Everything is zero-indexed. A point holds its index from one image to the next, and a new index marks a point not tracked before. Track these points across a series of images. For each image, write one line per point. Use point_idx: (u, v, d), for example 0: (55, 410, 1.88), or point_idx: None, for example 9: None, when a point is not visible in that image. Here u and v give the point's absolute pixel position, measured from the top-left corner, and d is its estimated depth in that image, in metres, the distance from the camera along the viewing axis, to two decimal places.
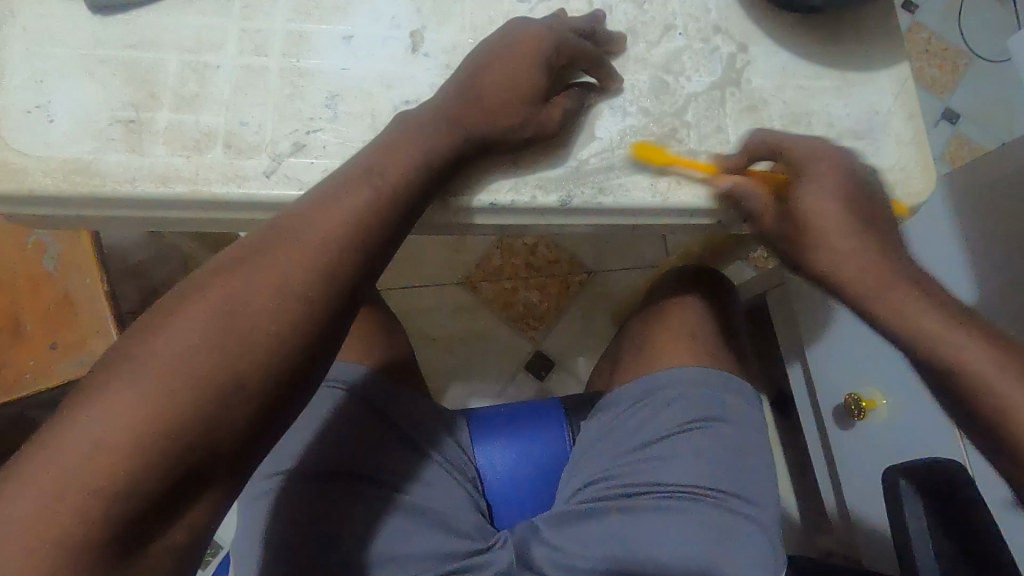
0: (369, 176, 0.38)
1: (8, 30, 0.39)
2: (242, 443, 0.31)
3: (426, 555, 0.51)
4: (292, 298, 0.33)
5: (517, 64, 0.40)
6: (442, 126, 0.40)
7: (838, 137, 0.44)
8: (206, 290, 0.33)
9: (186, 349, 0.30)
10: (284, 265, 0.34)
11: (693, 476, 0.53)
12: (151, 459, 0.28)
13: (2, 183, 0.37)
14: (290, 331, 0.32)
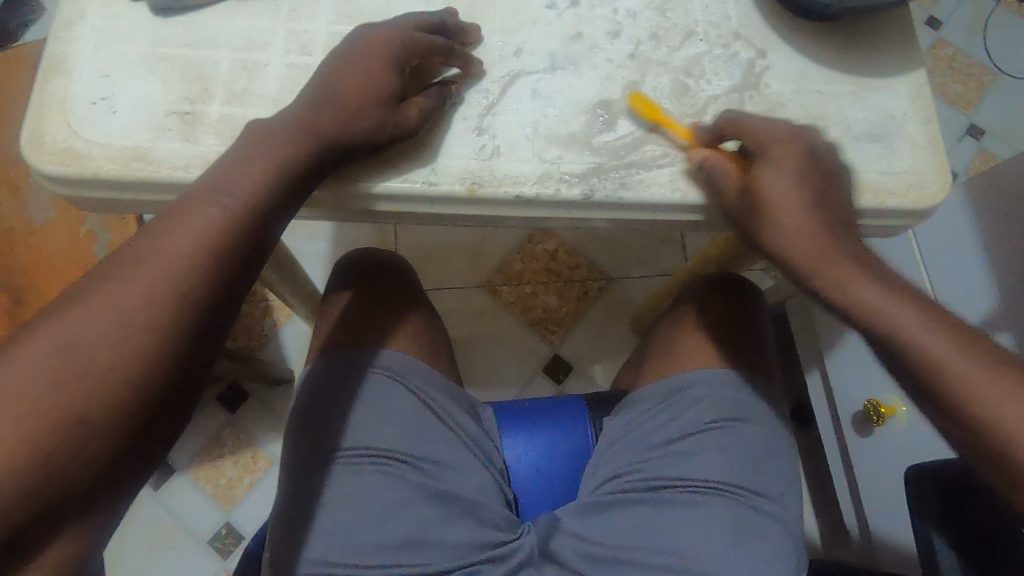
0: (273, 150, 0.38)
1: (79, 29, 0.43)
2: (155, 409, 0.32)
3: (448, 541, 0.52)
4: (189, 268, 0.33)
5: (372, 64, 0.42)
6: (337, 108, 0.40)
7: (854, 139, 0.46)
8: (107, 271, 0.33)
9: (88, 328, 0.31)
10: (183, 237, 0.34)
11: (719, 472, 0.54)
12: (57, 433, 0.29)
13: (69, 167, 0.40)
14: (187, 300, 0.33)
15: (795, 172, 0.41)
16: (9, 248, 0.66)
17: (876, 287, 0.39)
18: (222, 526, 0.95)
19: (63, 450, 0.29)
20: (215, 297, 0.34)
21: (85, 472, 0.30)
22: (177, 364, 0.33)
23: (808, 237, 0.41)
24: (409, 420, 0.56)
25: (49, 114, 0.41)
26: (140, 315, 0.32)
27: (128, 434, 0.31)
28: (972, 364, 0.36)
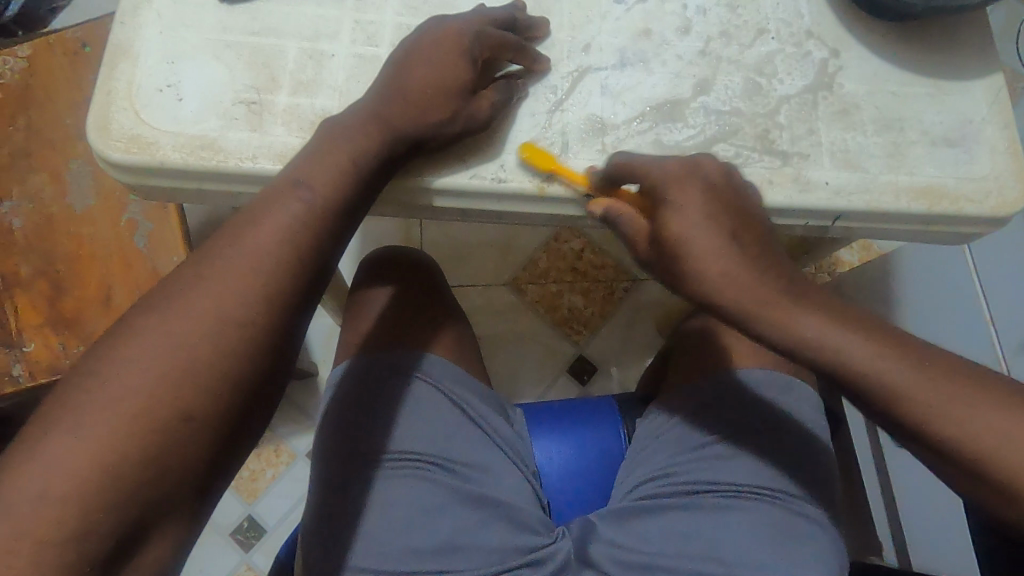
0: (350, 147, 0.37)
1: (145, 14, 0.42)
2: (235, 412, 0.31)
3: (489, 547, 0.51)
4: (269, 268, 0.33)
5: (445, 60, 0.40)
6: (410, 103, 0.39)
7: (931, 144, 0.44)
8: (188, 274, 0.33)
9: (172, 330, 0.31)
10: (264, 236, 0.33)
11: (760, 476, 0.53)
12: (145, 438, 0.29)
13: (137, 155, 0.39)
14: (267, 301, 0.32)
15: (703, 216, 0.37)
16: (50, 235, 0.65)
17: (820, 323, 0.36)
18: (244, 520, 0.95)
19: (153, 457, 0.29)
20: (294, 298, 0.33)
21: (165, 475, 0.29)
22: (256, 367, 0.32)
23: (733, 288, 0.36)
24: (448, 421, 0.55)
25: (116, 101, 0.40)
26: (224, 313, 0.31)
27: (210, 438, 0.30)
28: (947, 398, 0.34)
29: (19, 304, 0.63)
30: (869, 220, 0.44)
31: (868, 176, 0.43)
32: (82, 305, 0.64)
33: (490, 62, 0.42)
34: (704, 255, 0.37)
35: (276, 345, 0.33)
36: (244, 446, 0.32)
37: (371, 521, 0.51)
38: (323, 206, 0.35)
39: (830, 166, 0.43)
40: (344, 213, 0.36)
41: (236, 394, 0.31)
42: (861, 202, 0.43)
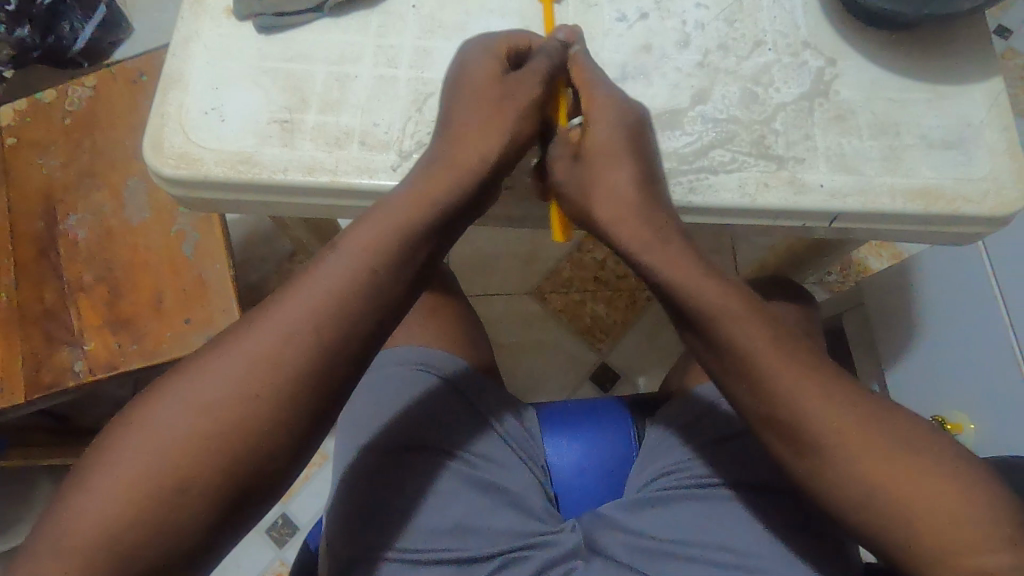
0: (422, 182, 0.42)
1: (194, 46, 0.47)
2: (314, 408, 0.37)
3: (501, 532, 0.53)
4: (343, 303, 0.38)
5: (512, 85, 0.45)
6: (477, 130, 0.44)
7: (929, 147, 0.46)
8: (283, 295, 0.39)
9: (268, 335, 0.37)
10: (346, 262, 0.39)
11: (766, 471, 0.55)
12: (246, 422, 0.36)
13: (185, 170, 0.44)
14: (336, 331, 0.37)
15: (629, 183, 0.44)
16: (109, 245, 0.72)
17: (746, 322, 0.42)
18: (279, 517, 1.00)
19: (250, 438, 0.36)
20: (364, 317, 0.38)
21: (243, 467, 0.36)
22: (333, 373, 0.38)
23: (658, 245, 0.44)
24: (475, 419, 0.58)
25: (167, 123, 0.45)
26: (304, 337, 0.37)
27: (293, 427, 0.37)
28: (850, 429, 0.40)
29: (81, 306, 0.70)
30: (865, 220, 0.45)
31: (864, 179, 0.45)
32: (136, 308, 0.70)
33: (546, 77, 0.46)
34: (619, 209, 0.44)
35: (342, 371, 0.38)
36: (312, 446, 0.38)
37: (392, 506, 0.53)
38: (394, 235, 0.40)
39: (826, 170, 0.45)
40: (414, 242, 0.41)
41: (303, 408, 0.37)
42: (856, 203, 0.44)
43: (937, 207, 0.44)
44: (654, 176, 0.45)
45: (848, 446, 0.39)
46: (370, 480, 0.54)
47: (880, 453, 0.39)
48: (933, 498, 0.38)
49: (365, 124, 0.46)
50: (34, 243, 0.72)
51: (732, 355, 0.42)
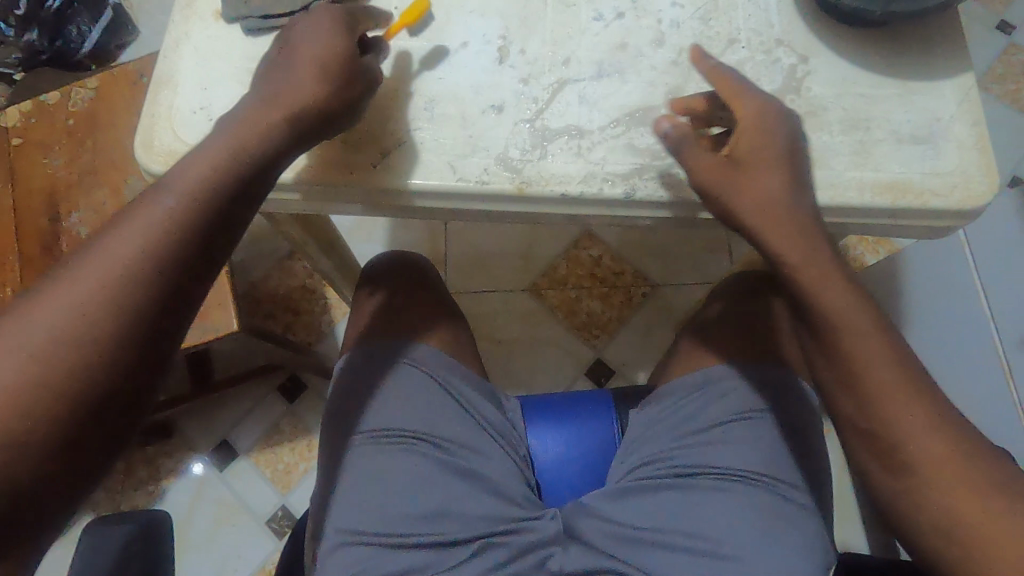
0: (241, 127, 0.40)
1: (184, 48, 0.49)
2: (142, 349, 0.36)
3: (478, 516, 0.55)
4: (161, 231, 0.37)
5: (320, 32, 0.42)
6: (287, 79, 0.41)
7: (899, 142, 0.47)
8: (100, 235, 0.37)
9: (83, 278, 0.35)
10: (163, 203, 0.37)
11: (748, 462, 0.56)
12: (60, 364, 0.34)
13: (174, 167, 0.46)
14: (158, 260, 0.36)
15: (777, 175, 0.43)
16: None
17: (845, 303, 0.42)
18: (279, 509, 1.02)
19: (68, 381, 0.34)
20: (186, 258, 0.37)
21: (77, 413, 0.34)
22: (160, 310, 0.36)
23: (789, 239, 0.42)
24: (444, 407, 0.59)
25: (157, 122, 0.47)
26: (124, 272, 0.36)
27: (119, 370, 0.35)
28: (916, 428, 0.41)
29: None
30: (835, 214, 0.46)
31: (833, 174, 0.46)
32: None
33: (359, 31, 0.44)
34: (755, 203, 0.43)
35: (175, 300, 0.37)
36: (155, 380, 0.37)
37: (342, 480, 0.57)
38: (220, 173, 0.38)
39: None
40: (244, 183, 0.39)
41: (135, 341, 0.35)
42: (825, 197, 0.45)
43: (906, 201, 0.45)
44: (800, 164, 0.44)
45: (918, 444, 0.41)
46: (333, 455, 0.59)
47: (952, 468, 0.41)
48: (987, 513, 0.39)
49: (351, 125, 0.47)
50: (37, 239, 0.74)
51: (841, 360, 0.43)
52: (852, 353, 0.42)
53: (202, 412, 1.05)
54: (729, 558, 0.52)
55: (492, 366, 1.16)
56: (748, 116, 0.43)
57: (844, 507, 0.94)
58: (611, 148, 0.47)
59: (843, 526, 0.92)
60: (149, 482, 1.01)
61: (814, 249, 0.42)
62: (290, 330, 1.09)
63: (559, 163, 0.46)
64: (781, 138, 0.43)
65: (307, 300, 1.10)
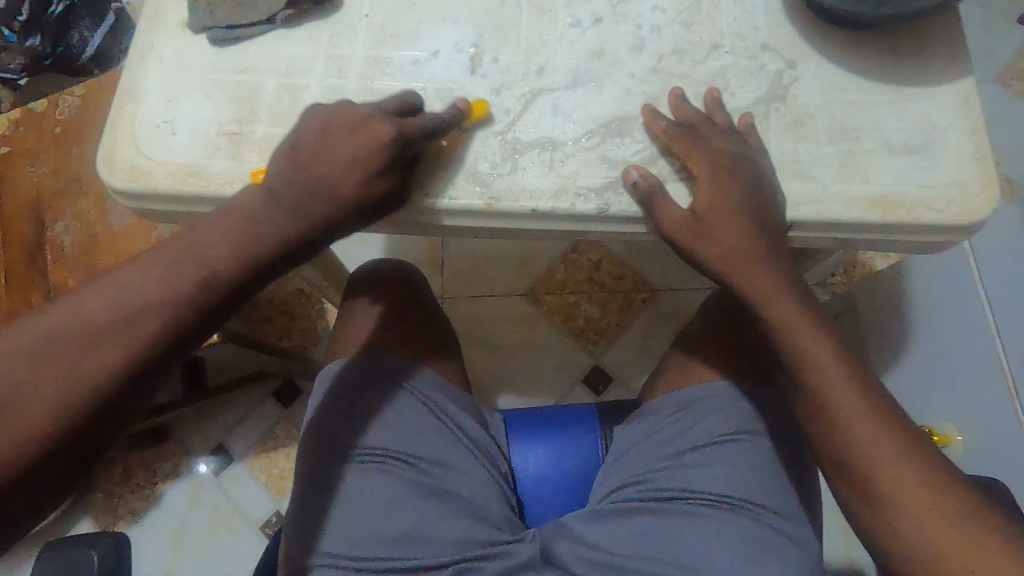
0: (264, 215, 0.39)
1: (149, 59, 0.48)
2: (111, 404, 0.34)
3: (455, 541, 0.54)
4: (178, 290, 0.36)
5: (360, 157, 0.41)
6: (310, 189, 0.40)
7: (891, 153, 0.44)
8: (115, 276, 0.36)
9: (79, 321, 0.34)
10: (178, 271, 0.36)
11: (730, 486, 0.54)
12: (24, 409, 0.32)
13: (136, 182, 0.45)
14: (166, 316, 0.35)
15: (743, 217, 0.42)
16: (94, 251, 0.75)
17: (813, 331, 0.43)
18: (273, 515, 1.01)
19: (28, 424, 0.32)
20: (171, 335, 0.36)
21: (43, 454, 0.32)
22: (141, 369, 0.35)
23: (759, 273, 0.43)
24: (425, 426, 0.58)
25: (121, 136, 0.46)
26: (128, 322, 0.35)
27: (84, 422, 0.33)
28: (888, 453, 0.40)
29: None
30: (820, 229, 0.44)
31: (819, 187, 0.44)
32: None
33: (407, 155, 0.43)
34: (722, 245, 0.43)
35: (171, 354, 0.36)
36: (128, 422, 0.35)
37: (323, 501, 0.55)
38: (238, 252, 0.38)
39: (778, 178, 0.44)
40: (259, 268, 0.39)
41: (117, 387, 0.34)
42: (809, 212, 0.43)
43: (896, 216, 0.43)
44: (775, 202, 0.43)
45: (888, 471, 0.40)
46: (311, 472, 0.56)
47: (933, 498, 0.39)
48: (967, 546, 0.38)
49: None
50: (22, 250, 0.74)
51: (815, 394, 0.42)
52: (824, 382, 0.42)
53: (197, 418, 1.05)
54: None
55: (489, 372, 1.14)
56: (706, 167, 0.43)
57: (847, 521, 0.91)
58: (584, 160, 0.45)
59: (847, 541, 0.89)
60: (145, 487, 1.01)
61: (780, 284, 0.43)
62: (286, 335, 1.08)
63: (530, 177, 0.45)
64: (748, 180, 0.43)
65: (303, 305, 1.09)
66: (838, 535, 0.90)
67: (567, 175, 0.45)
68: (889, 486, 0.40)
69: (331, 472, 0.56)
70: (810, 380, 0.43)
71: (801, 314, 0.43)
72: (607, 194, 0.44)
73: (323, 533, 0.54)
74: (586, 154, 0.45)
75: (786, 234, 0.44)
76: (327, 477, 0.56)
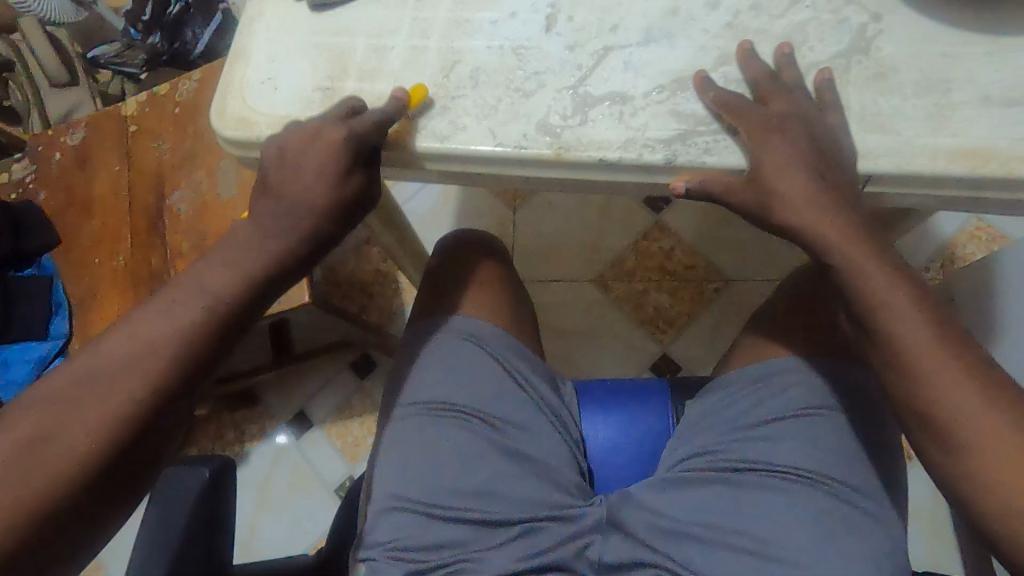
0: (251, 244, 0.45)
1: (257, 27, 0.53)
2: (141, 427, 0.39)
3: (524, 500, 0.57)
4: (201, 314, 0.42)
5: (322, 168, 0.45)
6: (286, 210, 0.46)
7: (988, 103, 0.42)
8: (145, 308, 0.42)
9: (120, 346, 0.40)
10: (182, 304, 0.42)
11: (808, 460, 0.53)
12: (57, 444, 0.37)
13: (243, 133, 0.50)
14: (199, 330, 0.42)
15: (810, 173, 0.42)
16: (203, 218, 0.82)
17: (898, 294, 0.41)
18: (346, 479, 1.08)
19: (97, 429, 0.38)
20: (209, 343, 0.42)
21: (127, 443, 0.39)
22: (160, 400, 0.40)
23: (833, 231, 0.42)
24: (495, 388, 0.60)
25: (231, 92, 0.51)
26: (168, 336, 0.41)
27: (130, 430, 0.39)
28: (974, 406, 0.39)
29: (178, 269, 0.80)
30: (904, 183, 0.42)
31: (902, 139, 0.42)
32: None
33: (366, 152, 0.46)
34: (797, 201, 0.42)
35: (213, 357, 0.42)
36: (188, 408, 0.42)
37: (388, 467, 0.59)
38: (232, 279, 0.43)
39: (858, 130, 0.43)
40: (257, 288, 0.44)
41: (178, 385, 0.41)
42: (890, 164, 0.42)
43: (990, 169, 0.41)
44: (844, 156, 0.42)
45: (973, 424, 0.39)
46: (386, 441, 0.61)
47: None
48: None
49: None
50: (144, 215, 0.84)
51: (894, 352, 0.41)
52: (899, 344, 0.41)
53: (281, 382, 1.13)
54: (782, 561, 0.50)
55: (554, 355, 1.14)
56: (773, 122, 0.43)
57: (935, 529, 0.87)
58: (653, 112, 0.46)
59: (933, 550, 0.86)
60: (234, 444, 1.10)
61: (855, 241, 0.42)
62: (364, 311, 1.14)
63: (602, 129, 0.46)
64: (803, 139, 0.43)
65: (380, 283, 1.16)
66: (923, 544, 0.86)
67: (636, 128, 0.45)
68: (976, 442, 0.38)
69: (397, 443, 0.59)
70: (886, 340, 0.41)
71: (885, 277, 0.42)
72: (677, 145, 0.45)
73: (396, 506, 0.57)
74: (655, 107, 0.46)
75: (862, 188, 0.43)
76: (397, 444, 0.59)
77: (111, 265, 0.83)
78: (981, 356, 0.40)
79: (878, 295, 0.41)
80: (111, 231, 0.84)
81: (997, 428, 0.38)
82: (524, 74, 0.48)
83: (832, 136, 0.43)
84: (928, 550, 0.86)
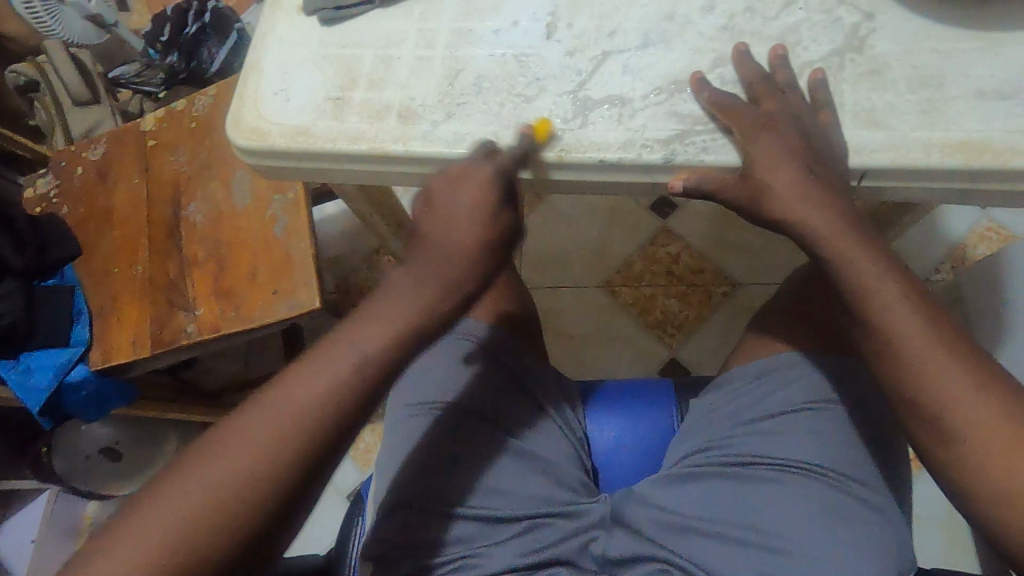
0: (393, 311, 0.44)
1: (269, 40, 0.55)
2: (271, 519, 0.41)
3: (529, 497, 0.57)
4: (328, 402, 0.42)
5: (474, 204, 0.45)
6: (422, 275, 0.44)
7: (981, 97, 0.43)
8: (267, 399, 0.42)
9: (247, 439, 0.41)
10: (304, 389, 0.42)
11: (811, 454, 0.53)
12: (192, 542, 0.39)
13: (256, 140, 0.52)
14: (326, 421, 0.42)
15: (803, 170, 0.43)
16: (219, 227, 0.85)
17: (893, 289, 0.42)
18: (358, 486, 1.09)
19: (227, 529, 0.39)
20: (333, 431, 0.42)
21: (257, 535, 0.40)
22: (283, 503, 0.41)
23: (827, 227, 0.43)
24: (513, 394, 0.61)
25: (244, 102, 0.53)
26: (298, 427, 0.41)
27: (260, 523, 0.40)
28: (967, 393, 0.39)
29: (195, 278, 0.83)
30: (897, 177, 0.43)
31: (895, 134, 0.43)
32: (236, 282, 0.81)
33: (510, 189, 0.46)
34: (792, 197, 0.43)
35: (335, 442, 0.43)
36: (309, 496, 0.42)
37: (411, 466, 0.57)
38: (364, 360, 0.43)
39: (850, 126, 0.44)
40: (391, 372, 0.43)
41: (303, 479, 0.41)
42: (883, 159, 0.43)
43: (985, 161, 0.42)
44: (836, 152, 0.43)
45: (963, 412, 0.39)
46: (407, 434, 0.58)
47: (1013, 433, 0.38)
48: None
49: (405, 102, 0.51)
50: (162, 226, 0.86)
51: (890, 346, 0.41)
52: (893, 336, 0.41)
53: None
54: (785, 553, 0.50)
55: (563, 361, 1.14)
56: (765, 120, 0.44)
57: (953, 536, 0.86)
58: (651, 113, 0.47)
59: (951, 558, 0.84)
60: None
61: (848, 236, 0.43)
62: None
63: (601, 131, 0.47)
64: (793, 136, 0.44)
65: None
66: (941, 551, 0.85)
67: (634, 129, 0.47)
68: (968, 430, 0.39)
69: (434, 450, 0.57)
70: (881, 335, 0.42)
71: (879, 271, 0.42)
72: (674, 144, 0.46)
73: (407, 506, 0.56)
74: (654, 108, 0.47)
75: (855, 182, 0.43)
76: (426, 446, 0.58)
77: (129, 274, 0.85)
78: (975, 347, 0.41)
79: (874, 290, 0.42)
80: (130, 241, 0.86)
81: (991, 415, 0.38)
82: (526, 79, 0.50)
83: (824, 133, 0.44)
84: (946, 557, 0.84)
